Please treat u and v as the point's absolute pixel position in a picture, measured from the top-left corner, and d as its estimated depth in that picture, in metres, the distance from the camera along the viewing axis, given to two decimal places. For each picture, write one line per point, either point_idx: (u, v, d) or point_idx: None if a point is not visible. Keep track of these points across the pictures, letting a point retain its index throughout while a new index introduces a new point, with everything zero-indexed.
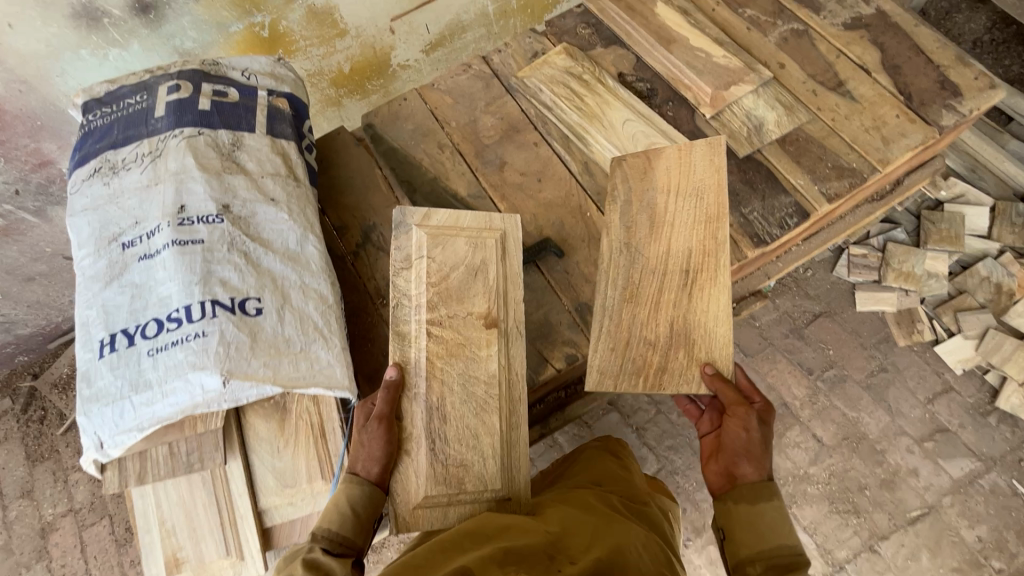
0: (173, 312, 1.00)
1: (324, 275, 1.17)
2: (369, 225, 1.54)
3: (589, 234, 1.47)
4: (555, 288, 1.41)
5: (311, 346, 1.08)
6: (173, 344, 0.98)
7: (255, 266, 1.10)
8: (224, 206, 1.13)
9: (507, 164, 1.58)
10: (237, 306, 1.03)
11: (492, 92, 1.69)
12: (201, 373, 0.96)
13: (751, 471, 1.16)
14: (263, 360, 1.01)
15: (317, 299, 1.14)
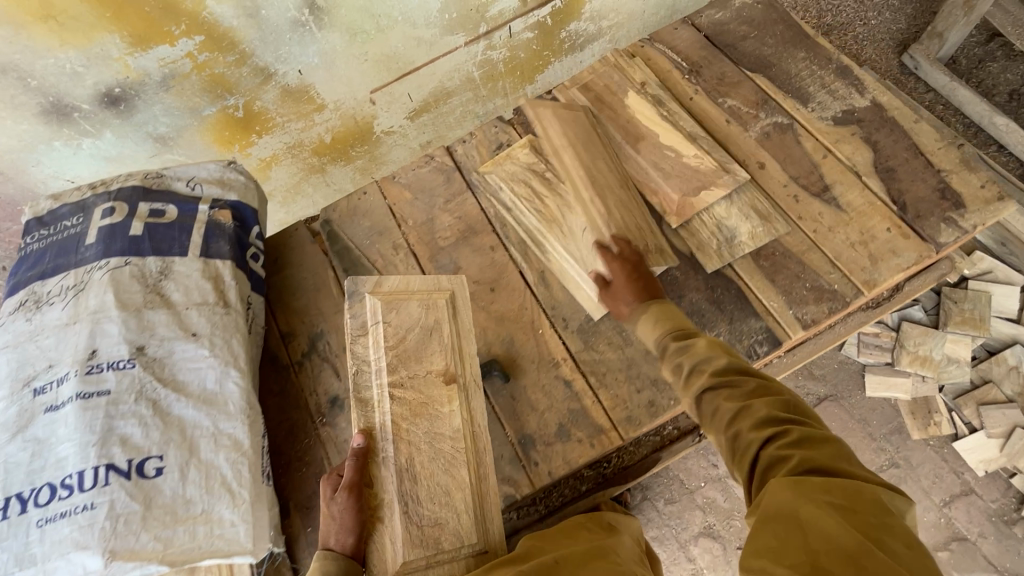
0: (66, 477, 0.97)
1: (241, 418, 1.12)
2: (316, 332, 1.49)
3: (540, 354, 1.37)
4: (498, 415, 1.32)
5: (213, 507, 1.02)
6: (62, 516, 0.95)
7: (163, 416, 1.06)
8: (138, 348, 1.10)
9: (461, 270, 1.51)
10: (134, 469, 0.99)
11: (452, 188, 1.63)
12: (85, 552, 0.94)
13: (619, 304, 1.28)
14: (154, 531, 0.97)
15: (229, 448, 1.08)
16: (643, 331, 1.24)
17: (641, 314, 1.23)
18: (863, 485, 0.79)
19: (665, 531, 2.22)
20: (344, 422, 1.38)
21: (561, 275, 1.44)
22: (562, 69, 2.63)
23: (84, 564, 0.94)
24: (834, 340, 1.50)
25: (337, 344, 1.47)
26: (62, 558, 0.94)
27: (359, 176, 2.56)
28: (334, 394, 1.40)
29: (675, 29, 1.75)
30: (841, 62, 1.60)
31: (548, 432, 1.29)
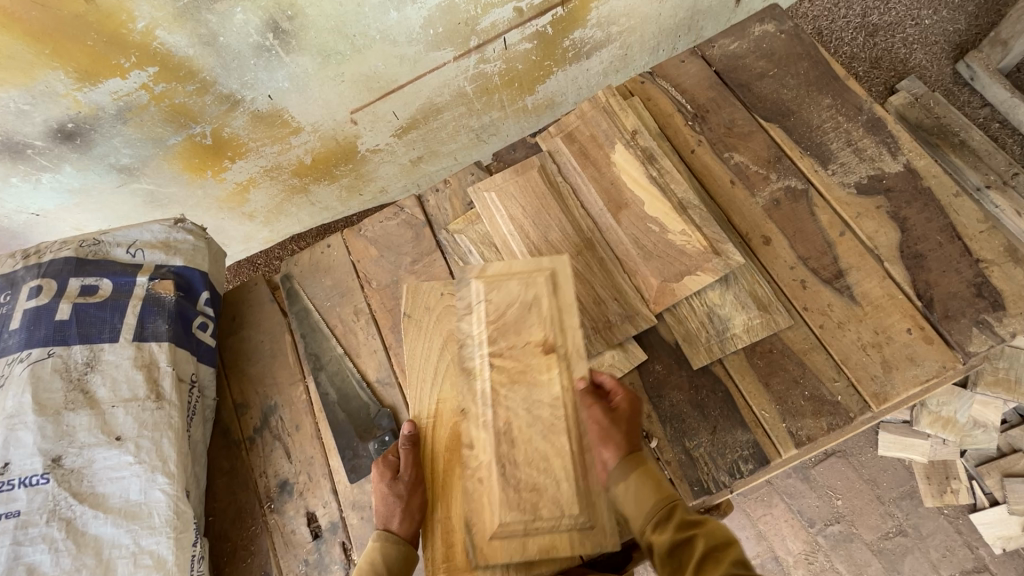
0: None
1: (166, 533, 1.05)
2: (269, 405, 1.41)
3: None
4: None
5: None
6: None
7: (78, 537, 1.01)
8: (54, 460, 1.04)
9: None
10: None
11: (421, 246, 1.48)
12: None
13: (612, 449, 1.04)
14: None
15: (150, 568, 1.02)
16: (621, 492, 1.02)
17: (636, 474, 1.02)
18: None
19: None
20: (292, 510, 1.30)
21: None
22: (564, 79, 2.30)
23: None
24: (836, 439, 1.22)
25: (290, 421, 1.38)
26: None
27: (346, 194, 2.41)
28: (283, 477, 1.33)
29: (681, 62, 1.53)
30: (873, 113, 1.36)
31: None
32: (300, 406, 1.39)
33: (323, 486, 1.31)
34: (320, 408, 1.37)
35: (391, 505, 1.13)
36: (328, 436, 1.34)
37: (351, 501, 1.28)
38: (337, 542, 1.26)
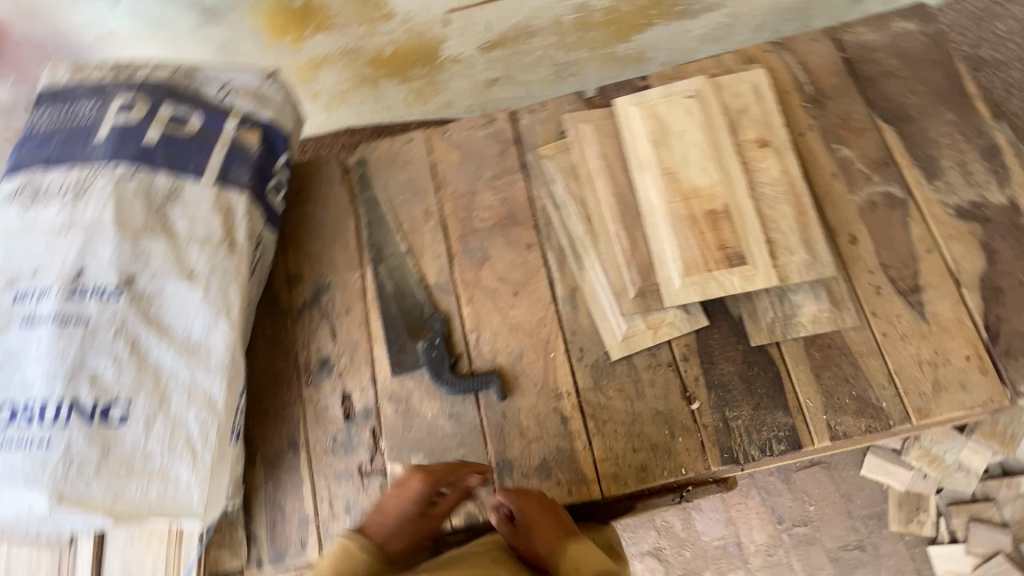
0: (29, 403, 0.94)
1: (221, 374, 1.06)
2: (322, 283, 1.41)
3: (545, 380, 1.28)
4: (482, 431, 1.27)
5: (171, 468, 1.00)
6: (15, 442, 0.93)
7: (140, 358, 1.01)
8: (128, 278, 1.03)
9: (488, 261, 1.38)
10: (97, 413, 0.96)
11: (505, 163, 1.45)
12: (30, 489, 0.91)
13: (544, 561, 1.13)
14: (107, 482, 0.95)
15: (202, 405, 1.04)
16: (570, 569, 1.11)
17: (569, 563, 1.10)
18: None
19: None
20: (329, 388, 1.33)
21: (590, 301, 1.31)
22: (663, 34, 2.21)
23: (29, 502, 0.90)
24: (861, 444, 1.26)
25: (341, 303, 1.39)
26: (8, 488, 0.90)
27: (412, 98, 2.32)
28: (326, 355, 1.35)
29: (811, 41, 1.47)
30: (991, 140, 1.33)
31: (527, 464, 1.24)
32: (353, 292, 1.39)
33: (363, 373, 1.33)
34: (375, 297, 1.38)
35: (403, 522, 1.14)
36: (378, 327, 1.35)
37: (388, 393, 1.31)
38: (367, 427, 1.30)
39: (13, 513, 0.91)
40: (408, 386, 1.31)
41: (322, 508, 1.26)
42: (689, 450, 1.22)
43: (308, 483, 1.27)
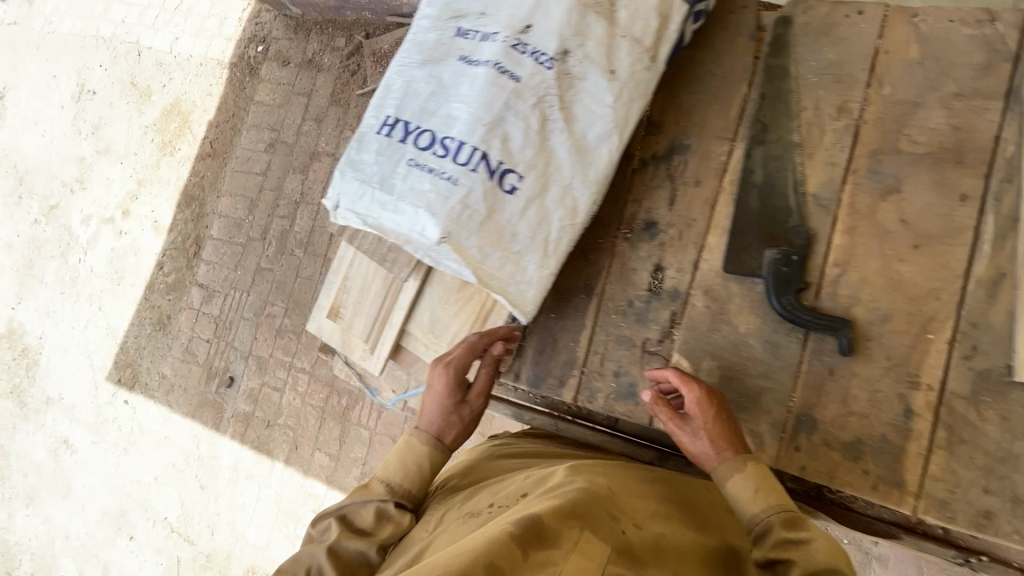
0: (448, 138, 0.95)
1: (593, 187, 1.01)
2: (681, 143, 1.26)
3: (907, 360, 1.03)
4: (798, 375, 1.08)
5: (524, 255, 0.98)
6: (428, 170, 0.95)
7: (544, 137, 0.97)
8: (564, 50, 0.96)
9: (897, 194, 1.10)
10: (498, 173, 0.94)
11: (979, 84, 1.10)
12: (428, 216, 0.93)
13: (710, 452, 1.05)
14: (481, 242, 0.94)
15: (567, 210, 1.00)
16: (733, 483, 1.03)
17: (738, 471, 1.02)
18: None
19: None
20: (644, 252, 1.24)
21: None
22: None
23: (421, 227, 0.93)
24: None
25: (693, 171, 1.24)
26: (410, 206, 0.94)
27: None
28: (655, 218, 1.24)
29: None
30: None
31: (837, 435, 1.04)
32: (711, 165, 1.23)
33: (687, 253, 1.21)
34: (734, 180, 1.21)
35: (445, 415, 1.15)
36: (725, 212, 1.20)
37: (705, 285, 1.18)
38: (668, 309, 1.19)
39: (403, 229, 0.95)
40: (731, 289, 1.16)
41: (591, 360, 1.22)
42: None
43: (587, 330, 1.24)
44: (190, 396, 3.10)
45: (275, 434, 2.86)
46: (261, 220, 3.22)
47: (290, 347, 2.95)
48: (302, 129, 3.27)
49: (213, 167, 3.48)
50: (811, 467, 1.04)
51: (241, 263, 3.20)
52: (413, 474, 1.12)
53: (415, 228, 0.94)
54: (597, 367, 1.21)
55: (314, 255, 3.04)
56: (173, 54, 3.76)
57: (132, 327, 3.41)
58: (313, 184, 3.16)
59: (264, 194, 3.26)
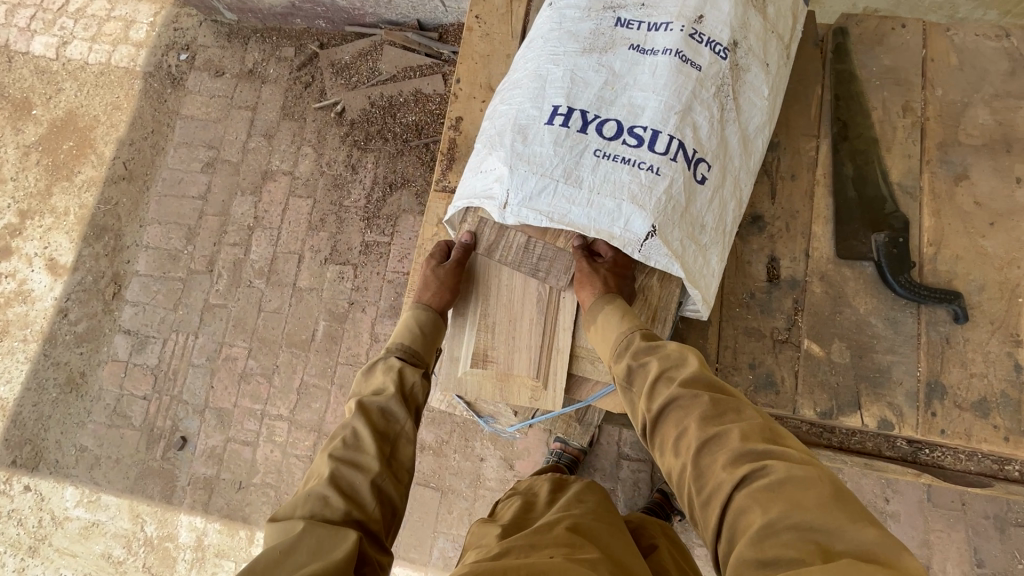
0: (637, 127, 1.05)
1: (754, 177, 1.13)
2: (771, 141, 1.32)
3: (1006, 322, 1.17)
4: (921, 347, 1.17)
5: (709, 248, 1.08)
6: (620, 160, 1.04)
7: (721, 127, 1.08)
8: (733, 43, 1.10)
9: (968, 180, 1.25)
10: (692, 162, 1.04)
11: (1011, 85, 1.29)
12: (631, 207, 1.02)
13: (590, 289, 1.25)
14: (681, 235, 1.04)
15: (737, 201, 1.11)
16: (605, 319, 1.23)
17: (608, 308, 1.22)
18: (831, 517, 0.85)
19: None
20: (757, 245, 1.26)
21: None
22: None
23: (627, 220, 1.01)
24: None
25: (788, 166, 1.30)
26: (611, 199, 1.02)
27: None
28: (760, 212, 1.28)
29: None
30: None
31: (965, 396, 1.15)
32: (803, 160, 1.30)
33: (798, 243, 1.26)
34: (827, 174, 1.29)
35: (427, 282, 1.38)
36: (824, 203, 1.27)
37: (820, 273, 1.23)
38: (790, 298, 1.23)
39: (603, 224, 1.02)
40: (845, 275, 1.22)
41: (724, 355, 1.22)
42: None
43: (715, 327, 1.24)
44: (127, 467, 2.58)
45: (252, 496, 2.46)
46: (205, 251, 2.78)
47: (260, 393, 2.57)
48: (247, 146, 2.88)
49: (129, 192, 2.92)
50: (946, 430, 1.14)
51: (182, 302, 2.73)
52: (413, 337, 1.37)
53: (617, 223, 1.02)
54: (733, 362, 1.22)
55: (279, 286, 2.68)
56: (59, 61, 3.14)
57: (27, 393, 2.74)
58: (267, 209, 2.78)
59: (206, 221, 2.82)
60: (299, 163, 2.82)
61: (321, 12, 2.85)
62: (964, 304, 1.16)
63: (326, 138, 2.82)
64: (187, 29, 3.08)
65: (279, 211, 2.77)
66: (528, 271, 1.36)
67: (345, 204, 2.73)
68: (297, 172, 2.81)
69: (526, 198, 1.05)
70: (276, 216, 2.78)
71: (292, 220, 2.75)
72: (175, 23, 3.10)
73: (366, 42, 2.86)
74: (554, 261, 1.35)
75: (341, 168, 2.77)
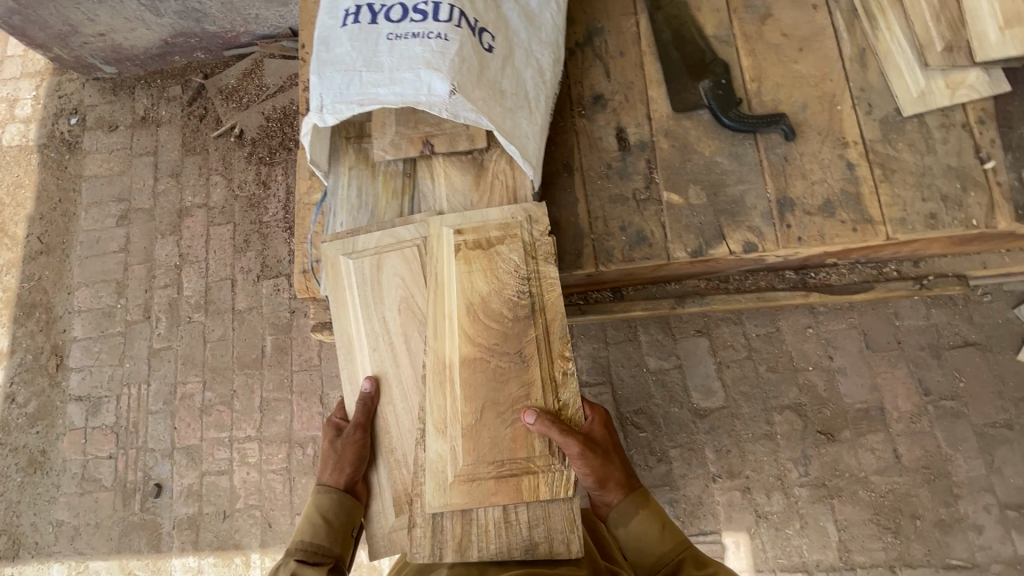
0: (420, 7, 1.14)
1: (549, 47, 1.25)
2: (596, 28, 1.41)
3: (831, 130, 1.28)
4: (765, 170, 1.27)
5: (517, 111, 1.18)
6: (411, 37, 1.12)
7: (497, 3, 1.21)
8: None
9: (773, 18, 1.35)
10: (476, 29, 1.15)
11: None
12: (429, 72, 1.10)
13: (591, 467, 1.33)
14: (482, 94, 1.13)
15: (536, 69, 1.22)
16: (640, 518, 1.47)
17: (643, 510, 1.48)
18: None
19: (756, 391, 2.31)
20: (603, 121, 1.35)
21: (883, 56, 1.29)
22: None
23: (428, 85, 1.09)
24: None
25: (615, 46, 1.39)
26: (409, 72, 1.10)
27: None
28: (600, 91, 1.37)
29: None
30: None
31: (812, 202, 1.25)
32: (628, 37, 1.39)
33: (638, 110, 1.35)
34: (651, 43, 1.38)
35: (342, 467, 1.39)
36: (654, 69, 1.37)
37: (664, 130, 1.32)
38: (642, 159, 1.32)
39: (408, 96, 1.10)
40: (685, 127, 1.32)
41: (596, 225, 1.31)
42: (981, 205, 1.21)
43: (583, 203, 1.32)
44: (108, 528, 2.54)
45: (239, 521, 2.47)
46: (139, 299, 2.78)
47: (224, 421, 2.57)
48: (157, 190, 2.89)
49: (50, 265, 2.90)
50: (805, 236, 1.23)
51: (127, 355, 2.72)
52: (317, 530, 1.40)
53: (421, 92, 1.10)
54: (605, 228, 1.30)
55: (218, 313, 2.69)
56: None
57: None
58: (190, 244, 2.80)
59: (133, 271, 2.82)
60: (211, 192, 2.84)
61: (196, 42, 2.87)
62: (790, 124, 1.26)
63: (232, 163, 2.85)
64: (71, 94, 3.08)
65: (202, 243, 2.79)
66: (527, 548, 1.27)
67: (264, 220, 2.76)
68: (212, 202, 2.84)
69: (336, 95, 1.13)
70: (201, 249, 2.79)
71: (217, 248, 2.77)
72: (58, 90, 3.10)
73: (248, 61, 2.90)
74: (549, 517, 1.29)
75: (253, 187, 2.80)
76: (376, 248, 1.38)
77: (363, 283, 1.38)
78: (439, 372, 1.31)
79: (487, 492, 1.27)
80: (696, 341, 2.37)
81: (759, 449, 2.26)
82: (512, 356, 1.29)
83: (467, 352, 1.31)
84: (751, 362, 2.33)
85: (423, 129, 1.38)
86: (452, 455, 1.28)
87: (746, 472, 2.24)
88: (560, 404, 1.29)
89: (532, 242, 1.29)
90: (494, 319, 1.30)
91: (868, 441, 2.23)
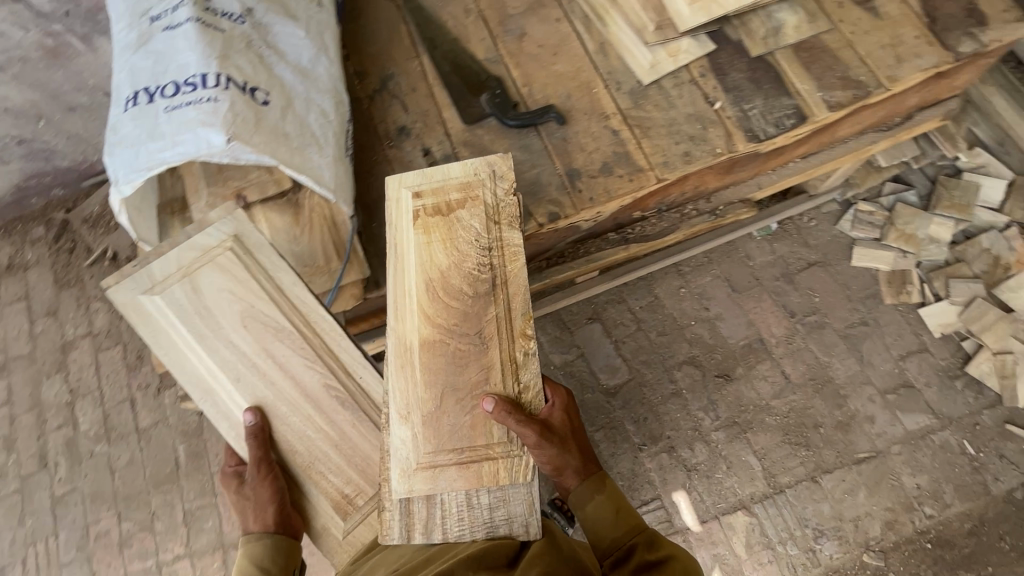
0: (189, 79, 1.34)
1: (324, 93, 1.50)
2: (387, 74, 1.63)
3: (593, 108, 1.53)
4: (550, 152, 1.50)
5: (304, 148, 1.41)
6: (186, 106, 1.32)
7: (267, 66, 1.44)
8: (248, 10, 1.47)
9: (527, 35, 1.63)
10: (247, 89, 1.37)
11: None
12: (206, 131, 1.31)
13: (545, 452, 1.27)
14: (260, 139, 1.34)
15: (319, 113, 1.47)
16: (597, 498, 1.42)
17: (599, 492, 1.43)
18: None
19: (654, 356, 2.49)
20: (411, 146, 1.55)
21: (617, 45, 1.58)
22: None
23: (206, 140, 1.30)
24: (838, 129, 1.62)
25: (407, 84, 1.61)
26: (188, 134, 1.31)
27: None
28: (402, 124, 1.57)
29: None
30: None
31: (593, 167, 1.47)
32: (416, 76, 1.62)
33: (437, 130, 1.56)
34: (436, 76, 1.61)
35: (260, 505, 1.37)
36: (442, 95, 1.59)
37: (462, 141, 1.53)
38: None
39: (191, 152, 1.30)
40: (479, 135, 1.53)
41: None
42: (721, 136, 1.48)
43: None
44: None
45: None
46: (31, 449, 2.61)
47: (148, 547, 2.42)
48: (34, 333, 2.80)
49: None
50: (594, 196, 1.45)
51: (27, 512, 2.52)
52: None
53: (201, 146, 1.31)
54: None
55: (122, 438, 2.58)
56: None
57: None
58: (78, 376, 2.70)
59: (20, 422, 2.66)
60: (93, 319, 2.79)
61: (50, 180, 2.89)
62: (557, 111, 1.50)
63: None
64: None
65: (92, 372, 2.70)
66: (489, 529, 1.26)
67: None
68: (96, 328, 2.78)
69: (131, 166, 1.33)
70: (92, 378, 2.70)
71: (109, 373, 2.69)
72: None
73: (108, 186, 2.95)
74: (509, 499, 1.26)
75: None
76: (181, 271, 1.43)
77: (184, 315, 1.42)
78: (399, 352, 1.29)
79: (450, 479, 1.24)
80: (591, 327, 2.54)
81: (671, 408, 2.41)
82: (472, 338, 1.28)
83: (427, 333, 1.29)
84: (643, 332, 2.52)
85: (233, 184, 1.57)
86: (415, 441, 1.25)
87: (666, 432, 2.38)
88: (519, 388, 1.26)
89: (494, 206, 1.32)
90: (457, 297, 1.30)
91: (759, 370, 2.45)
